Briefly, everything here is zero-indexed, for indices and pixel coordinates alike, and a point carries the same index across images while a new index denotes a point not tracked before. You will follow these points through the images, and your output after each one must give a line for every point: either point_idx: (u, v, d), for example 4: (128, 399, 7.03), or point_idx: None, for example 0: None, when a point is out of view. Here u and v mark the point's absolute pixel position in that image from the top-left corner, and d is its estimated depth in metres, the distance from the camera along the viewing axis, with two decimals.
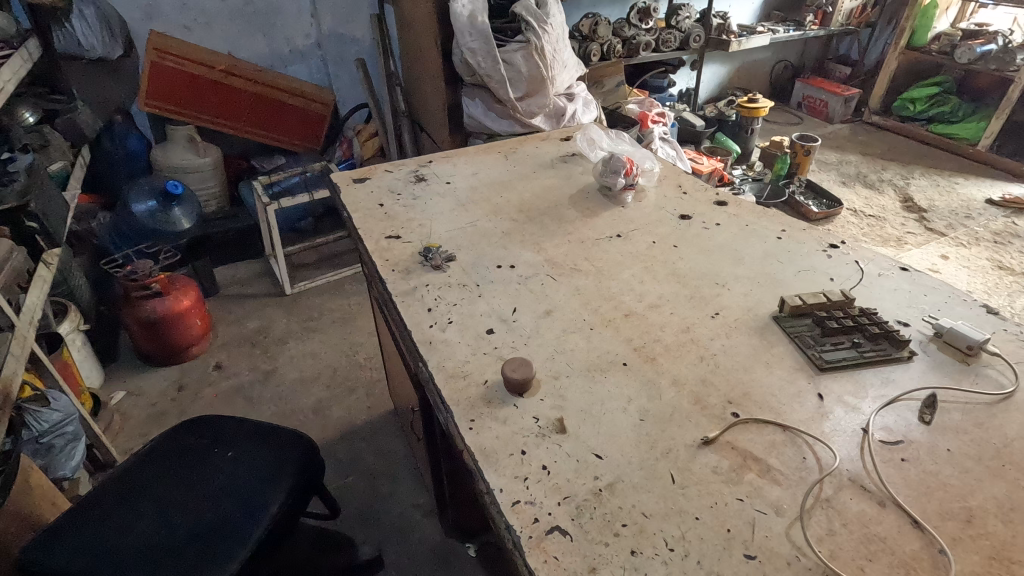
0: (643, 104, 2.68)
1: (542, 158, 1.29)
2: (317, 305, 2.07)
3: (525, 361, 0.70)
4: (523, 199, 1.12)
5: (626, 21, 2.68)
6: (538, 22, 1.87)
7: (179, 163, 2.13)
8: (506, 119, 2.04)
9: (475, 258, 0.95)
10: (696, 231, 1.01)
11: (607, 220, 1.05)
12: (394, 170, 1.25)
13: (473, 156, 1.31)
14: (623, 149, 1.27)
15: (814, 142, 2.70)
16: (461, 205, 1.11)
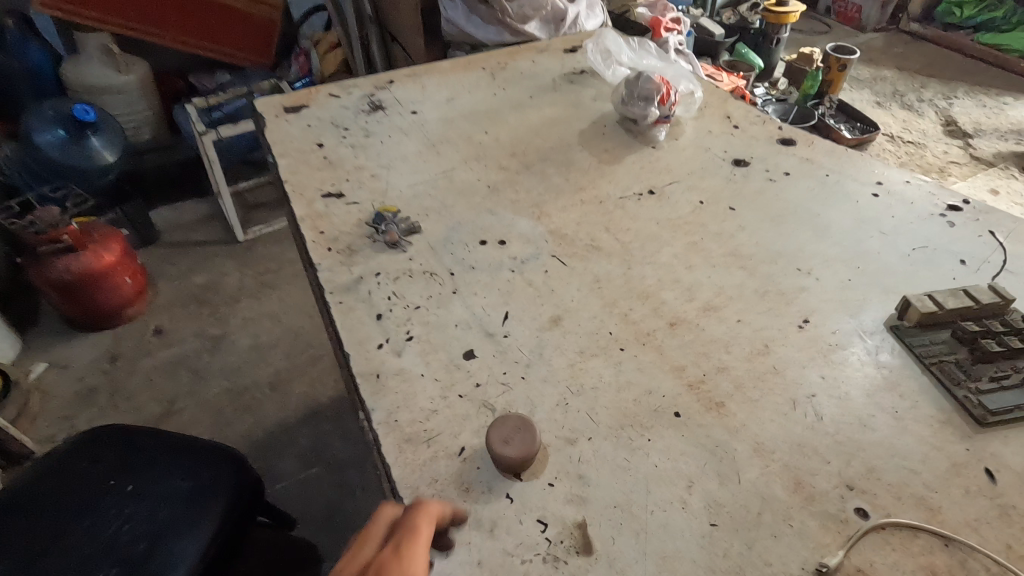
0: (654, 9, 2.27)
1: (540, 78, 0.96)
2: (275, 255, 1.78)
3: (524, 423, 0.44)
4: (517, 137, 0.82)
5: None
6: None
7: (94, 81, 1.74)
8: (493, 25, 1.65)
9: (449, 229, 0.66)
10: (759, 185, 0.72)
11: (634, 169, 0.76)
12: (341, 95, 0.92)
13: (448, 73, 0.98)
14: (650, 64, 0.95)
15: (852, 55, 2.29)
16: (430, 146, 0.81)
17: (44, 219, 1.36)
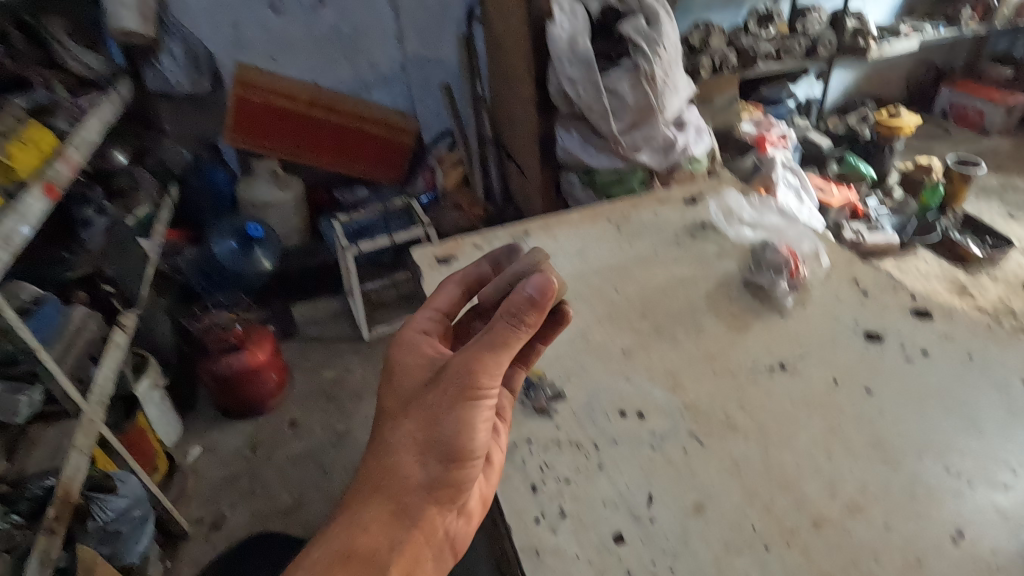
0: (761, 126, 2.36)
1: (664, 231, 1.04)
2: None
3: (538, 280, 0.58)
4: (647, 298, 0.88)
5: (743, 29, 2.33)
6: (650, 44, 1.63)
7: (261, 198, 2.06)
8: (606, 153, 1.77)
9: (589, 396, 0.73)
10: (896, 364, 0.73)
11: (765, 338, 0.79)
12: (484, 245, 1.05)
13: (577, 224, 1.09)
14: (772, 223, 1.01)
15: (978, 169, 2.31)
16: (566, 302, 0.89)
17: (218, 319, 1.65)
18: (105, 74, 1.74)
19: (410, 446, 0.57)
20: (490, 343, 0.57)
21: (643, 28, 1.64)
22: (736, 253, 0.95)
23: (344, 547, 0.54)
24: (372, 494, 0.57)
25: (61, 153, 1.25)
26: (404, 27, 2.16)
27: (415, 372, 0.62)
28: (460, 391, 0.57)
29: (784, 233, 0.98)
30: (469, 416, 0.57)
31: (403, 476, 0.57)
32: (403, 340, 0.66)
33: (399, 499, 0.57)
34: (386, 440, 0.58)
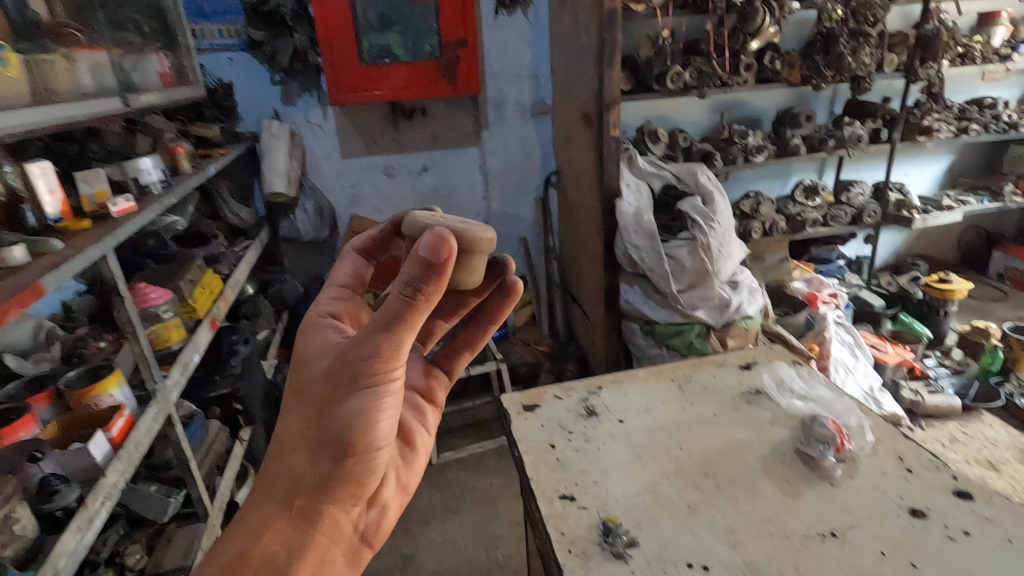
0: (811, 283, 2.52)
1: (722, 394, 1.19)
2: (460, 481, 2.04)
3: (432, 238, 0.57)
4: (709, 457, 1.01)
5: (791, 199, 2.59)
6: (705, 219, 1.88)
7: None
8: (665, 308, 1.98)
9: (660, 546, 0.85)
10: (939, 540, 0.82)
11: (816, 506, 0.90)
12: (562, 396, 1.22)
13: (644, 381, 1.26)
14: (820, 395, 1.14)
15: None
16: (636, 455, 1.04)
17: None
18: (253, 221, 2.12)
19: (304, 437, 0.65)
20: (383, 321, 0.58)
21: (699, 206, 1.91)
22: (789, 421, 1.08)
23: (249, 530, 0.64)
24: (278, 483, 0.65)
25: (221, 294, 1.55)
26: (491, 190, 2.55)
27: (311, 363, 0.66)
28: (349, 383, 0.61)
29: (833, 406, 1.10)
30: (366, 411, 0.63)
31: (299, 463, 0.65)
32: (313, 325, 0.71)
33: (300, 482, 0.65)
34: (286, 430, 0.65)
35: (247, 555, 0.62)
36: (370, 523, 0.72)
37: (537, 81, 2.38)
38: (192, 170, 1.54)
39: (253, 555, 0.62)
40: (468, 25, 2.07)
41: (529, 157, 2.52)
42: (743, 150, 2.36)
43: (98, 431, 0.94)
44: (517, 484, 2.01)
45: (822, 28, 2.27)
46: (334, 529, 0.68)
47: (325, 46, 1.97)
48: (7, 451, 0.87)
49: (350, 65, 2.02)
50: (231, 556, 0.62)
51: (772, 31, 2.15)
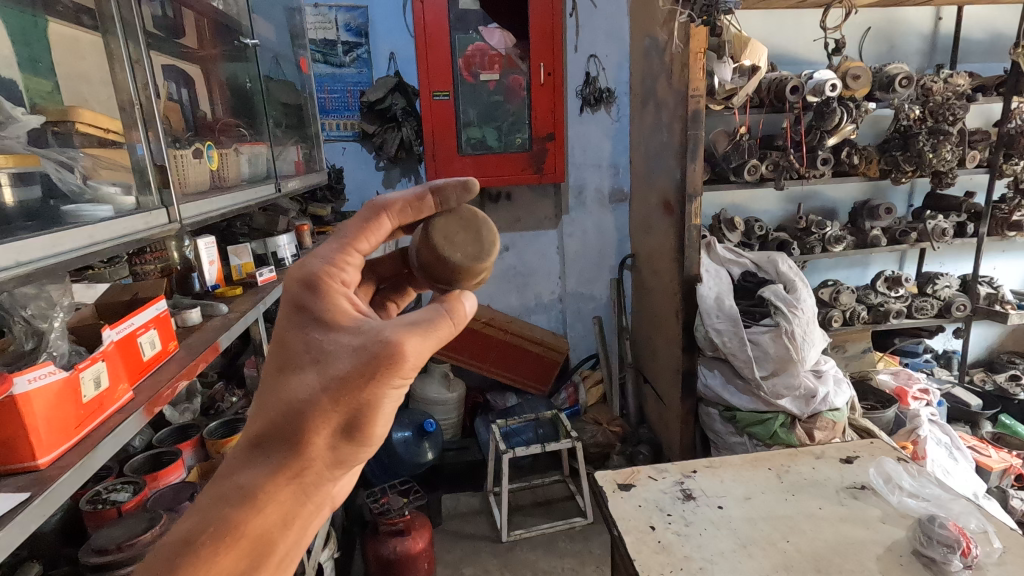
0: (898, 376, 2.43)
1: (824, 487, 1.16)
2: (530, 562, 2.00)
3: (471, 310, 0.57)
4: (818, 552, 0.99)
5: (872, 288, 2.55)
6: (788, 307, 1.87)
7: (432, 396, 2.43)
8: (747, 394, 1.95)
9: None
10: None
11: None
12: (657, 477, 1.23)
13: (739, 468, 1.25)
14: (932, 493, 1.11)
15: None
16: (741, 544, 1.02)
17: (393, 504, 1.84)
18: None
19: (308, 410, 0.46)
20: (428, 324, 0.50)
21: (781, 293, 1.91)
22: (901, 521, 1.04)
23: (229, 495, 0.45)
24: (265, 453, 0.47)
25: None
26: (566, 270, 2.67)
27: (330, 323, 0.49)
28: (375, 366, 0.46)
29: (949, 508, 1.06)
30: (381, 398, 0.47)
31: (302, 435, 0.46)
32: (320, 283, 0.50)
33: (293, 459, 0.46)
34: (290, 395, 0.46)
35: (241, 526, 0.44)
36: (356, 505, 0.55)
37: (616, 171, 2.54)
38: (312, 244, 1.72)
39: (244, 530, 0.44)
40: (556, 120, 2.26)
41: (604, 240, 2.64)
42: (820, 240, 2.38)
43: None
44: (589, 570, 1.95)
45: (899, 126, 2.33)
46: (320, 515, 0.50)
47: (429, 139, 2.20)
48: (165, 494, 0.94)
49: (449, 155, 2.24)
50: (204, 530, 0.43)
51: (850, 128, 2.22)
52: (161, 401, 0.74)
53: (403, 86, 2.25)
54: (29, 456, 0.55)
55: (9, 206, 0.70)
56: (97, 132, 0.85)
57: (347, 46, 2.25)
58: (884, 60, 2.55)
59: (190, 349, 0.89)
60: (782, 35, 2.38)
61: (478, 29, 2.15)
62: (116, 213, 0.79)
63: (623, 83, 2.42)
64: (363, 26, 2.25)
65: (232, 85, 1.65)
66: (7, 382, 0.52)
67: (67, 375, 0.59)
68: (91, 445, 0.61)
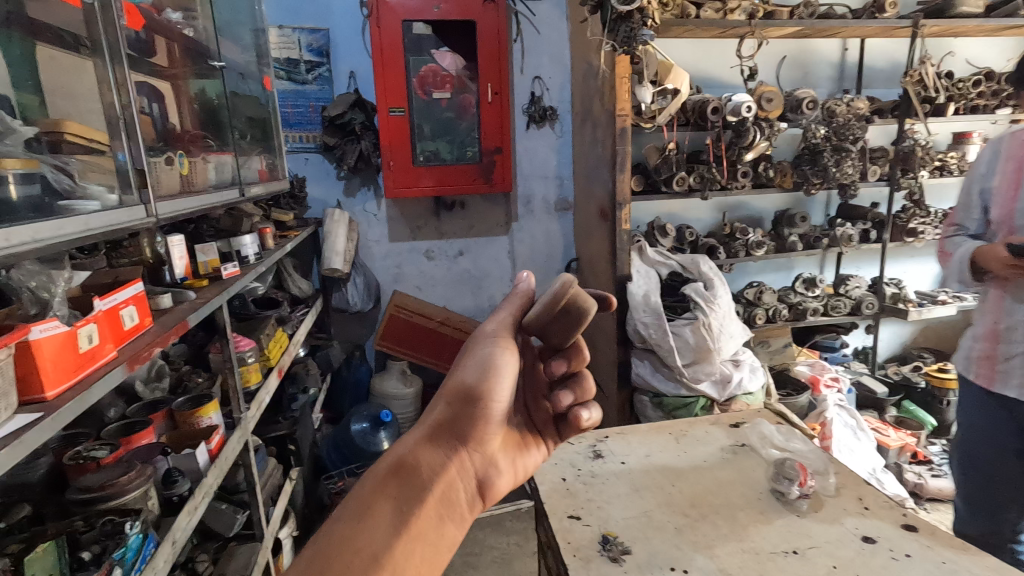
0: (814, 368, 2.71)
1: (713, 446, 1.37)
2: (479, 540, 2.16)
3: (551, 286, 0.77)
4: (696, 493, 1.19)
5: (791, 289, 2.82)
6: (706, 301, 2.11)
7: (391, 391, 2.56)
8: (672, 381, 2.17)
9: (650, 553, 1.02)
10: (884, 560, 0.98)
11: (783, 531, 1.06)
12: (574, 442, 1.42)
13: (645, 434, 1.45)
14: (796, 446, 1.33)
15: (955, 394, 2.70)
16: (635, 489, 1.22)
17: None
18: (312, 292, 2.43)
19: (451, 392, 0.71)
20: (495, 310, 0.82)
21: (700, 290, 2.15)
22: (767, 468, 1.26)
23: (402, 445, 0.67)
24: (423, 428, 0.69)
25: (287, 347, 1.82)
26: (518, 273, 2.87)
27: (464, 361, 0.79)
28: (485, 349, 0.74)
29: (807, 456, 1.29)
30: (493, 370, 0.72)
31: (443, 413, 0.70)
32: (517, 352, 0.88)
33: (441, 427, 0.69)
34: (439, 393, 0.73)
35: (405, 466, 0.64)
36: (490, 491, 0.69)
37: (562, 182, 2.77)
38: (275, 246, 1.89)
39: (400, 467, 0.64)
40: (504, 136, 2.48)
41: (553, 245, 2.85)
42: (743, 245, 2.64)
43: (202, 441, 1.19)
44: (532, 544, 2.13)
45: (809, 144, 2.58)
46: (457, 474, 0.67)
47: (386, 152, 2.39)
48: (138, 451, 1.08)
49: (405, 166, 2.42)
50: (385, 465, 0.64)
51: (764, 145, 2.49)
52: (141, 360, 0.91)
53: (361, 102, 2.43)
54: (39, 389, 0.71)
55: (15, 200, 0.85)
56: (82, 141, 1.03)
57: (309, 65, 2.43)
58: (799, 85, 2.86)
59: (164, 324, 1.05)
60: (706, 62, 2.66)
61: (431, 52, 2.37)
62: (103, 208, 0.96)
63: (565, 102, 2.66)
64: (326, 47, 2.44)
65: (201, 99, 1.80)
66: (25, 330, 0.68)
67: (68, 329, 0.75)
68: (86, 385, 0.77)
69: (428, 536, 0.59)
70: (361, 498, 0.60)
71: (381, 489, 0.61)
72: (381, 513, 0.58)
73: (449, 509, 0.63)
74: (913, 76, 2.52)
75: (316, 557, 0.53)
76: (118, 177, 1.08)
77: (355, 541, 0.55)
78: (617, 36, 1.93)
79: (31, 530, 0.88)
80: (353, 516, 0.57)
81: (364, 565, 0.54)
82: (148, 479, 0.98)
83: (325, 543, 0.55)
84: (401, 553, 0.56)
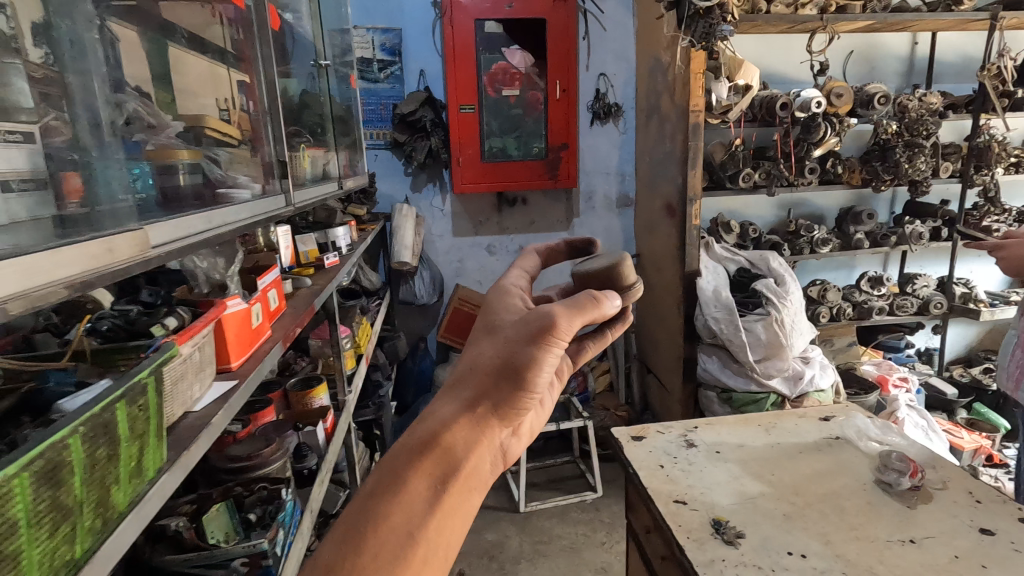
0: (881, 367, 2.67)
1: (806, 438, 1.38)
2: (547, 529, 2.20)
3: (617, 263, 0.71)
4: (798, 482, 1.20)
5: (856, 287, 2.77)
6: (778, 297, 2.11)
7: None
8: (742, 376, 2.17)
9: (764, 538, 1.04)
10: (1006, 552, 0.98)
11: (896, 522, 1.07)
12: (664, 432, 1.45)
13: (734, 425, 1.47)
14: (894, 440, 1.33)
15: None
16: (734, 477, 1.24)
17: None
18: (381, 284, 2.50)
19: (491, 359, 0.56)
20: (581, 303, 0.56)
21: (772, 286, 2.14)
22: (866, 459, 1.27)
23: (428, 418, 0.56)
24: (455, 396, 0.56)
25: (370, 337, 1.88)
26: None
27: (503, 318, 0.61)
28: (537, 344, 0.54)
29: (906, 450, 1.28)
30: (545, 358, 0.54)
31: (482, 376, 0.56)
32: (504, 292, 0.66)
33: (474, 402, 0.55)
34: (474, 352, 0.59)
35: (437, 442, 0.52)
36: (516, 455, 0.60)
37: (623, 178, 2.78)
38: (359, 239, 1.97)
39: (438, 444, 0.52)
40: (570, 132, 2.51)
41: (613, 242, 2.88)
42: (809, 242, 2.60)
43: (320, 421, 1.25)
44: (600, 535, 2.15)
45: (879, 139, 2.58)
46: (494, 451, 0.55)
47: (456, 148, 2.45)
48: (268, 426, 1.15)
49: (472, 162, 2.48)
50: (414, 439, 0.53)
51: (834, 141, 2.45)
52: (290, 338, 0.96)
53: (432, 99, 2.48)
54: (225, 360, 0.77)
55: (184, 187, 0.93)
56: (219, 135, 1.14)
57: (381, 64, 2.50)
58: (866, 80, 2.81)
59: (296, 307, 1.12)
60: (771, 58, 2.64)
61: (501, 50, 2.41)
62: (253, 197, 1.04)
63: (629, 99, 2.68)
64: (397, 46, 2.50)
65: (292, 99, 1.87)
66: (222, 305, 0.74)
67: (245, 306, 0.81)
68: (259, 358, 0.83)
69: (457, 522, 0.50)
70: (388, 479, 0.49)
71: (412, 473, 0.50)
72: (409, 502, 0.48)
73: (477, 491, 0.53)
74: (992, 70, 2.43)
75: (342, 546, 0.45)
76: (263, 167, 1.23)
77: (382, 532, 0.46)
78: (695, 32, 1.93)
79: (194, 493, 0.95)
80: (380, 500, 0.48)
81: (388, 565, 0.44)
82: (285, 452, 1.04)
83: (348, 530, 0.46)
84: (430, 547, 0.47)
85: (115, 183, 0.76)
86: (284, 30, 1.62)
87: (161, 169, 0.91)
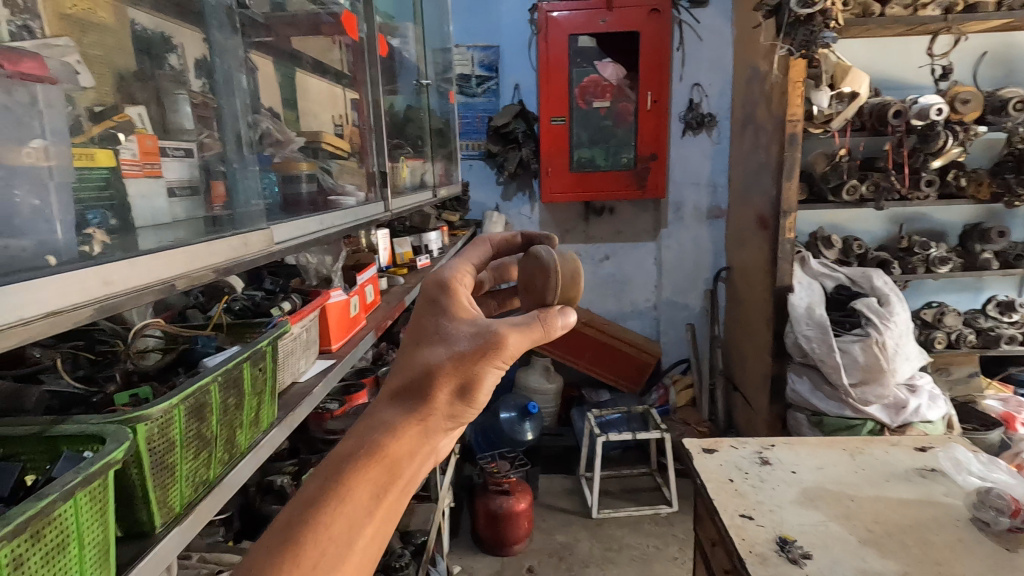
0: (1008, 403, 2.39)
1: (895, 467, 1.30)
2: (618, 538, 2.20)
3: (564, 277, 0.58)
4: (879, 511, 1.14)
5: (981, 312, 2.50)
6: (880, 318, 1.97)
7: (534, 385, 2.70)
8: (835, 400, 2.05)
9: (834, 562, 1.01)
10: None
11: (989, 563, 0.99)
12: (738, 447, 1.42)
13: (815, 447, 1.41)
14: (1001, 478, 1.21)
15: None
16: (808, 499, 1.20)
17: (501, 469, 2.18)
18: None
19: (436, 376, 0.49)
20: (525, 324, 0.51)
21: (874, 305, 2.01)
22: (963, 495, 1.18)
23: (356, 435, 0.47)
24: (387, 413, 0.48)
25: None
26: (663, 279, 2.87)
27: (453, 314, 0.53)
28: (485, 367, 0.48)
29: (1014, 490, 1.17)
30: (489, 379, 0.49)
31: (428, 392, 0.48)
32: (447, 285, 0.55)
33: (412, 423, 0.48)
34: (417, 361, 0.50)
35: (380, 452, 0.45)
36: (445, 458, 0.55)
37: (715, 189, 2.72)
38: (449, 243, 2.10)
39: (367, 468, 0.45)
40: (660, 142, 2.50)
41: (701, 254, 2.82)
42: (924, 261, 2.39)
43: None
44: (672, 550, 2.12)
45: (1014, 149, 2.33)
46: (439, 458, 0.50)
47: (545, 159, 2.54)
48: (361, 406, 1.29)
49: (561, 171, 2.55)
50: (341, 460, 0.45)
51: (956, 151, 2.25)
52: (382, 329, 1.09)
53: (525, 113, 2.60)
54: (326, 342, 0.90)
55: (302, 194, 1.09)
56: (335, 150, 1.31)
57: (479, 80, 2.66)
58: (1001, 84, 2.54)
59: (388, 302, 1.25)
60: (885, 62, 2.48)
61: (594, 62, 2.47)
62: (358, 204, 1.22)
63: (725, 109, 2.62)
64: (495, 62, 2.64)
65: None
66: (327, 294, 0.87)
67: (344, 298, 0.94)
68: (355, 343, 0.95)
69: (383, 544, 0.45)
70: (323, 487, 0.44)
71: (340, 499, 0.43)
72: (349, 511, 0.43)
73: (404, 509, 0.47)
74: None
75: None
76: (365, 177, 1.43)
77: (324, 538, 0.42)
78: (795, 40, 1.88)
79: (297, 459, 1.10)
80: (328, 501, 0.43)
81: None
82: None
83: (289, 533, 0.41)
84: (369, 554, 0.44)
85: (249, 191, 0.92)
86: (392, 53, 1.79)
87: (285, 179, 1.08)
